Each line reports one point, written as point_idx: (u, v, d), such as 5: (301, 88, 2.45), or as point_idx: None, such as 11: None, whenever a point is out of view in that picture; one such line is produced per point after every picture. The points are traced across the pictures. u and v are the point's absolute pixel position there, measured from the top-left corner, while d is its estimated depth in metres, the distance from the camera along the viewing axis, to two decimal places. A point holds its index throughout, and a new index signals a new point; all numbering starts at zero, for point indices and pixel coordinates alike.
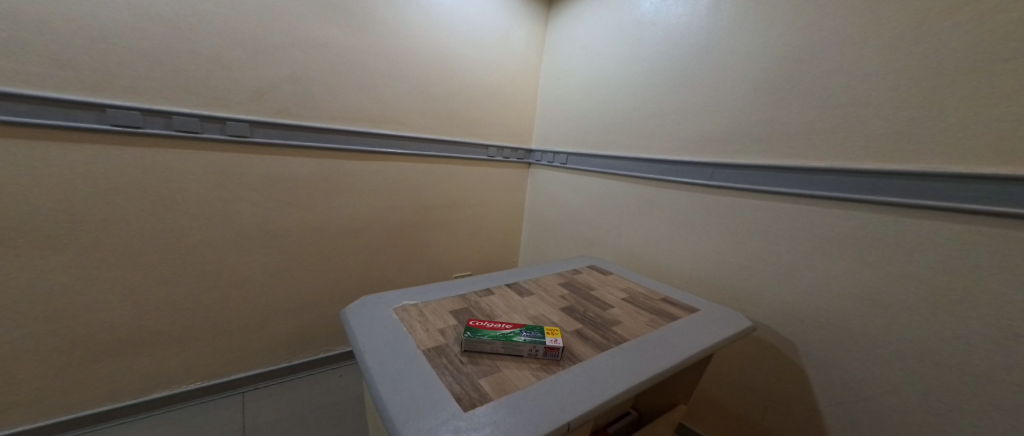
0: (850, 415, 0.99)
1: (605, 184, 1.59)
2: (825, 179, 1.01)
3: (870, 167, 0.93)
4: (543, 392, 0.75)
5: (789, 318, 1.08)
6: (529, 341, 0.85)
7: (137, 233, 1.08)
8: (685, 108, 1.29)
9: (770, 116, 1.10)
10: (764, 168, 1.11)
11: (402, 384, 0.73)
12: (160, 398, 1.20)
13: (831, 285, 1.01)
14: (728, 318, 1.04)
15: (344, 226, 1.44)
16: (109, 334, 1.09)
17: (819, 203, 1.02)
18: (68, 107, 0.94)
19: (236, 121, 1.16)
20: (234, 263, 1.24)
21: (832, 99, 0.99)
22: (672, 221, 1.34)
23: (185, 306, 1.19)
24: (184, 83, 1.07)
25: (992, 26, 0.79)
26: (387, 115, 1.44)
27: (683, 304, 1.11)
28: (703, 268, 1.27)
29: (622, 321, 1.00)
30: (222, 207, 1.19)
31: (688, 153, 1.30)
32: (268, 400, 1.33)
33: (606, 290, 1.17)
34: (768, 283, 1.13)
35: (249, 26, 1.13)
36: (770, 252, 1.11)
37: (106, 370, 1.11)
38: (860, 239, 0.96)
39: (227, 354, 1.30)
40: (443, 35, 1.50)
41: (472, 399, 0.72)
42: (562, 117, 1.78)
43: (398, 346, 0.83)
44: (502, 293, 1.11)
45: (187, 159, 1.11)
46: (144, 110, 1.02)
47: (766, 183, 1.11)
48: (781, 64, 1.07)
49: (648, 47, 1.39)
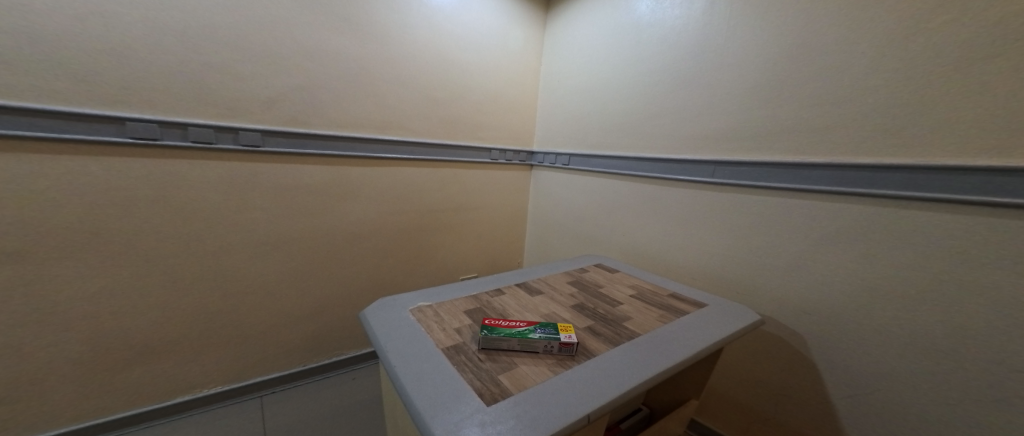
0: (869, 413, 0.94)
1: (609, 184, 1.54)
2: (876, 178, 0.91)
3: (872, 161, 0.91)
4: (562, 386, 0.65)
5: (803, 317, 1.04)
6: (545, 337, 0.73)
7: (155, 241, 1.10)
8: (682, 108, 1.26)
9: (766, 113, 1.08)
10: (805, 167, 1.01)
11: (423, 382, 0.63)
12: (181, 403, 1.22)
13: (844, 283, 0.96)
14: (734, 311, 0.95)
15: (355, 230, 1.43)
16: (130, 341, 1.12)
17: (825, 199, 0.99)
18: (90, 121, 0.98)
19: (248, 131, 1.17)
20: (249, 271, 1.25)
21: (833, 93, 0.96)
22: (676, 221, 1.30)
23: (202, 314, 1.20)
24: (196, 94, 1.08)
25: (1003, 15, 0.76)
26: (394, 121, 1.43)
27: (692, 299, 1.00)
28: (730, 272, 1.18)
29: (632, 317, 0.88)
30: (236, 215, 1.20)
31: (688, 150, 1.26)
32: (285, 404, 1.32)
33: (614, 287, 1.05)
34: (780, 281, 1.08)
35: (255, 37, 1.13)
36: (779, 249, 1.07)
37: (129, 375, 1.14)
38: (866, 233, 0.93)
39: (243, 359, 1.30)
40: (443, 40, 1.49)
41: (495, 393, 0.63)
42: (564, 119, 1.74)
43: (416, 343, 0.72)
44: (514, 292, 0.96)
45: (201, 168, 1.13)
46: (160, 122, 1.05)
47: (807, 182, 1.01)
48: (778, 62, 1.04)
49: (646, 49, 1.36)
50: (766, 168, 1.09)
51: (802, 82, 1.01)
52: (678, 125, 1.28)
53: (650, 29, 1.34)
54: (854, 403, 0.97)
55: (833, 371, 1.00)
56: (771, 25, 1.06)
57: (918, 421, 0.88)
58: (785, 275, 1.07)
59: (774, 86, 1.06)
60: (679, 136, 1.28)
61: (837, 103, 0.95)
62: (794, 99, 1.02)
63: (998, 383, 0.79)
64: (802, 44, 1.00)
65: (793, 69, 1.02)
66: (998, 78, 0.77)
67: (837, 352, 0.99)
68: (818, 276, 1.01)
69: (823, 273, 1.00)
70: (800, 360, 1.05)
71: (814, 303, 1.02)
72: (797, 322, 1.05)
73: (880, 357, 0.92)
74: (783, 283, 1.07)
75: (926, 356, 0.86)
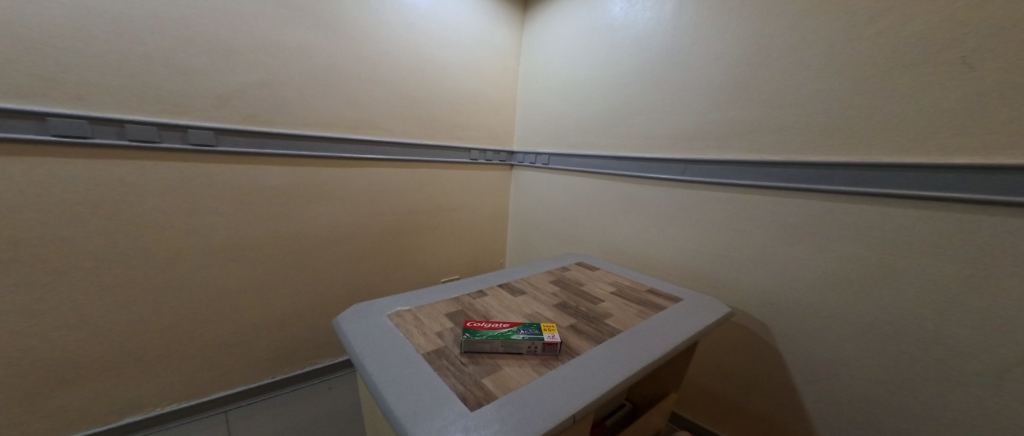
0: (829, 395, 1.01)
1: (587, 183, 1.56)
2: (829, 174, 0.98)
3: (827, 160, 0.97)
4: (548, 387, 0.64)
5: (768, 307, 1.10)
6: (528, 338, 0.73)
7: (93, 249, 1.01)
8: (657, 108, 1.29)
9: (733, 113, 1.12)
10: (767, 165, 1.07)
11: (402, 389, 0.61)
12: (133, 423, 1.13)
13: (803, 274, 1.03)
14: (706, 304, 0.98)
15: (324, 234, 1.37)
16: (67, 359, 1.02)
17: (785, 195, 1.05)
18: (5, 117, 0.88)
19: (199, 129, 1.09)
20: (206, 279, 1.17)
21: (792, 95, 1.02)
22: (653, 218, 1.33)
23: (150, 326, 1.11)
24: (139, 90, 1.00)
25: (931, 24, 0.84)
26: (366, 120, 1.38)
27: (668, 294, 1.03)
28: (702, 267, 1.22)
29: (613, 314, 0.89)
30: (189, 220, 1.12)
31: (662, 150, 1.30)
32: (253, 418, 1.26)
33: (595, 284, 1.06)
34: (746, 274, 1.13)
35: (210, 30, 1.06)
36: (745, 243, 1.13)
37: (70, 396, 1.04)
38: (822, 227, 0.99)
39: (204, 373, 1.22)
40: (418, 37, 1.45)
41: (479, 397, 0.61)
42: (542, 119, 1.74)
43: (395, 349, 0.70)
44: (496, 294, 0.95)
45: (146, 169, 1.04)
46: (91, 119, 0.96)
47: (770, 179, 1.07)
48: (743, 65, 1.09)
49: (620, 50, 1.39)
50: (733, 166, 1.14)
51: (764, 85, 1.06)
52: (653, 125, 1.31)
53: (624, 31, 1.37)
54: (815, 386, 1.03)
55: (797, 357, 1.06)
56: (735, 28, 1.10)
57: (870, 400, 0.95)
58: (752, 269, 1.12)
59: (741, 88, 1.10)
60: (653, 136, 1.31)
61: (796, 105, 1.01)
62: (759, 101, 1.07)
63: (938, 361, 0.86)
64: (762, 48, 1.06)
65: (756, 72, 1.07)
66: (933, 81, 0.84)
67: (798, 340, 1.05)
68: (779, 268, 1.07)
69: (786, 264, 1.06)
70: (768, 349, 1.11)
71: (778, 294, 1.07)
72: (764, 311, 1.10)
73: (836, 341, 0.99)
74: (751, 276, 1.12)
75: (876, 340, 0.93)
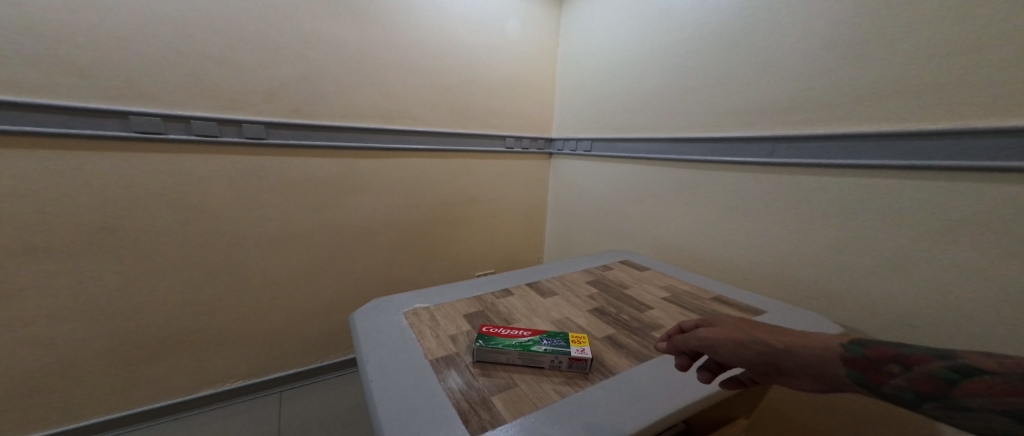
0: None
1: (636, 170, 1.38)
2: (996, 144, 0.69)
3: (990, 127, 0.69)
4: (570, 414, 0.51)
5: (886, 326, 0.83)
6: (551, 351, 0.60)
7: (166, 237, 1.08)
8: (727, 78, 1.07)
9: (835, 75, 0.87)
10: (909, 138, 0.78)
11: (401, 403, 0.52)
12: (205, 396, 1.22)
13: (944, 286, 0.75)
14: (805, 321, 0.77)
15: (365, 226, 1.37)
16: (148, 336, 1.11)
17: (919, 178, 0.77)
18: (93, 115, 0.95)
19: (252, 123, 1.13)
20: (258, 268, 1.22)
21: (932, 42, 0.74)
22: (721, 209, 1.12)
23: (215, 310, 1.18)
24: (199, 86, 1.05)
25: None
26: (401, 110, 1.35)
27: (743, 304, 0.83)
28: (790, 270, 0.98)
29: (664, 325, 0.73)
30: (244, 211, 1.17)
31: (734, 128, 1.08)
32: (300, 401, 1.29)
33: (643, 288, 0.90)
34: (853, 283, 0.87)
35: (255, 25, 1.08)
36: (853, 242, 0.86)
37: (153, 370, 1.14)
38: (981, 222, 0.71)
39: (262, 355, 1.29)
40: (451, 22, 1.38)
41: (484, 420, 0.50)
42: (584, 102, 1.59)
43: (403, 353, 0.62)
44: (524, 294, 0.84)
45: (208, 163, 1.10)
46: (164, 116, 1.02)
47: (908, 157, 0.78)
48: (856, 10, 0.83)
49: (678, 17, 1.19)
50: (850, 140, 0.86)
51: (887, 33, 0.79)
52: (721, 100, 1.10)
53: None
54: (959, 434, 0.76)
55: None
56: None
57: None
58: (863, 276, 0.85)
59: (850, 41, 0.85)
60: (721, 112, 1.10)
61: (941, 53, 0.74)
62: (881, 53, 0.80)
63: None
64: None
65: (881, 17, 0.80)
66: None
67: None
68: (907, 277, 0.79)
69: (919, 272, 0.78)
70: None
71: (906, 311, 0.80)
72: (881, 331, 0.84)
73: None
74: (861, 285, 0.86)
75: None
